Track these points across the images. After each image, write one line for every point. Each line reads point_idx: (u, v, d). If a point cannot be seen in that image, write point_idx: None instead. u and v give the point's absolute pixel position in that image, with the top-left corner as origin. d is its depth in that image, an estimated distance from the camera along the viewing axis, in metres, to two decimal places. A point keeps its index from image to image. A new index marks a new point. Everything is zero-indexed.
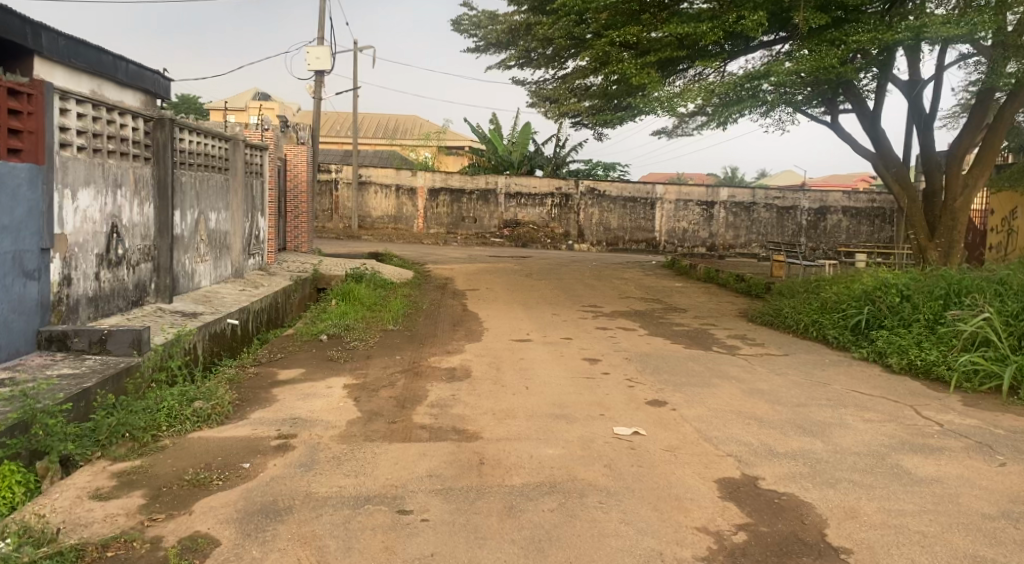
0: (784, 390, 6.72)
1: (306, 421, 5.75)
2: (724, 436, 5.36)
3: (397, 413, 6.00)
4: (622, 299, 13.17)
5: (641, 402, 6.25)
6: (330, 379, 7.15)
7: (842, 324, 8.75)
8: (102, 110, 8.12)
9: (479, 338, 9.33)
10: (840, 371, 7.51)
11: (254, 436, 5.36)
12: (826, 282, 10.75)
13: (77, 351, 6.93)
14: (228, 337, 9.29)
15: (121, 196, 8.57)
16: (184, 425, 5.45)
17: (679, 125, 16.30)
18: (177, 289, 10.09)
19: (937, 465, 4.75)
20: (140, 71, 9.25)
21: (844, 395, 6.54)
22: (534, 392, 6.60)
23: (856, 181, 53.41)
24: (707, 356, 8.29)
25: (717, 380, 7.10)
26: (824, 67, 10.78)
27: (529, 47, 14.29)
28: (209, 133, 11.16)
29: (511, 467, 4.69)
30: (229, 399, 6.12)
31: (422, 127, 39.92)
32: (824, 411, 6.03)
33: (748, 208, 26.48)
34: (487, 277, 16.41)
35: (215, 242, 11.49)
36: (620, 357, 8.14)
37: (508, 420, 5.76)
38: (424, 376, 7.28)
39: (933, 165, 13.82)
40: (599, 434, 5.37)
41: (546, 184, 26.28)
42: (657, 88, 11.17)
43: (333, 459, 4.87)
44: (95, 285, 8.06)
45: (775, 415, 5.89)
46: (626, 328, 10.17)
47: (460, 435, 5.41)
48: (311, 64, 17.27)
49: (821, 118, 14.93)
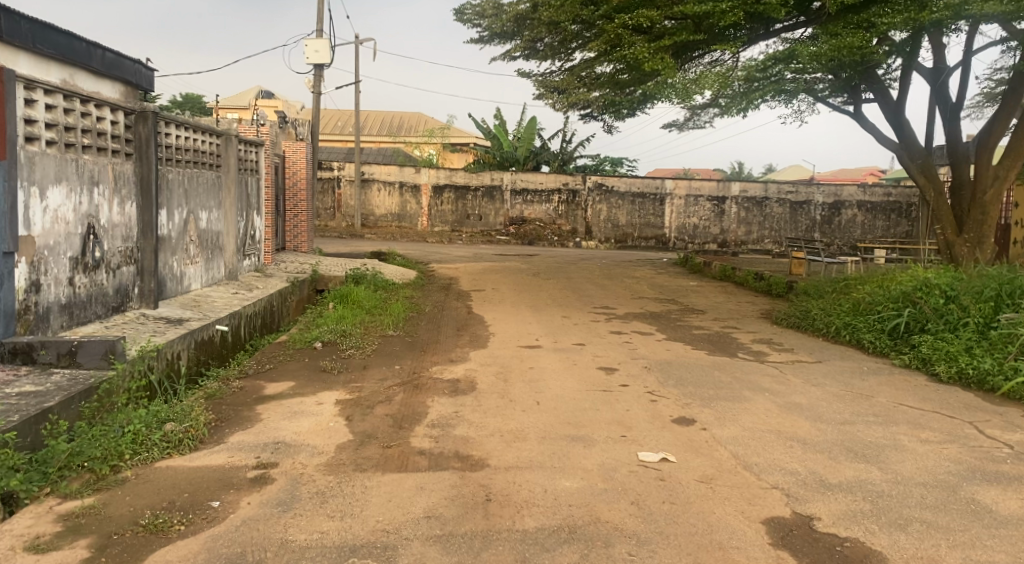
0: (824, 405, 6.02)
1: (289, 446, 5.09)
2: (766, 463, 4.69)
3: (392, 434, 5.34)
4: (635, 300, 12.52)
5: (667, 421, 5.57)
6: (321, 394, 6.48)
7: (878, 328, 8.05)
8: (75, 101, 7.45)
9: (484, 344, 8.68)
10: (882, 381, 6.82)
11: (229, 465, 4.71)
12: (855, 281, 10.03)
13: (43, 365, 6.24)
14: (217, 344, 8.66)
15: (99, 194, 7.93)
16: (150, 453, 4.80)
17: (693, 117, 15.63)
18: (163, 294, 9.44)
19: (1021, 499, 4.07)
20: (118, 59, 8.58)
21: (893, 410, 5.85)
22: (545, 409, 5.92)
23: (866, 174, 52.45)
24: (733, 364, 7.60)
25: (748, 392, 6.42)
26: (850, 51, 10.08)
27: (535, 37, 13.63)
28: (199, 127, 10.50)
29: (522, 506, 4.03)
30: (206, 420, 5.47)
31: (427, 123, 39.30)
32: (873, 430, 5.34)
33: (760, 203, 25.73)
34: (493, 277, 15.74)
35: (207, 242, 10.85)
36: (638, 366, 7.46)
37: (518, 443, 5.10)
38: (425, 389, 6.61)
39: (960, 157, 13.13)
40: (622, 461, 4.71)
41: (552, 180, 25.61)
42: (672, 74, 10.62)
43: (317, 496, 4.21)
44: (69, 291, 7.42)
45: (820, 436, 5.21)
46: (642, 332, 9.49)
47: (464, 462, 4.74)
48: (310, 57, 16.60)
49: (842, 107, 14.23)
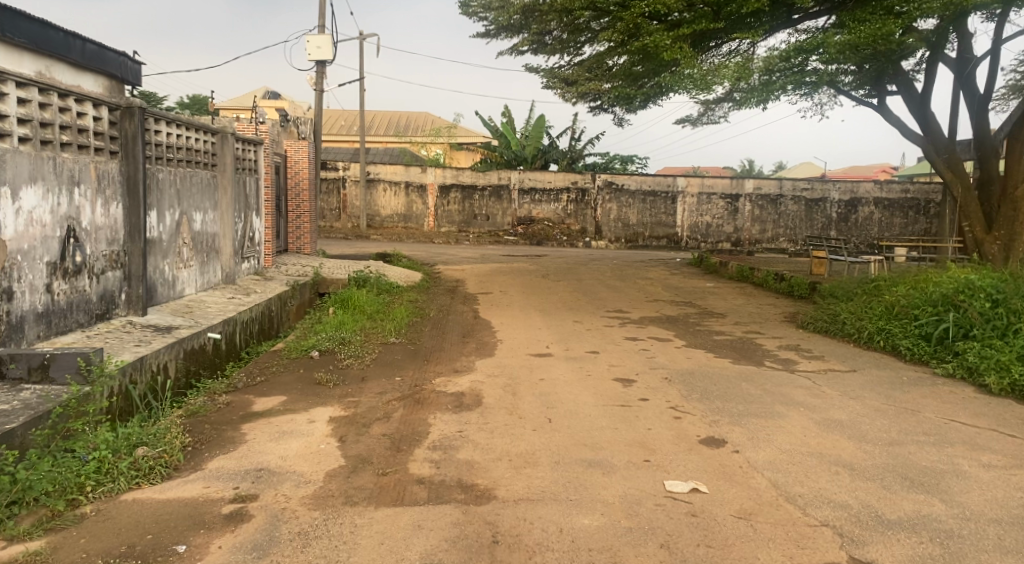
0: (867, 422, 5.44)
1: (273, 473, 4.56)
2: (811, 494, 4.12)
3: (389, 459, 4.78)
4: (650, 302, 11.96)
5: (694, 443, 5.00)
6: (313, 411, 5.94)
7: (916, 333, 7.50)
8: (52, 95, 6.93)
9: (491, 352, 8.14)
10: (927, 393, 6.25)
11: (204, 498, 4.18)
12: (886, 282, 9.43)
13: (13, 380, 5.61)
14: (208, 354, 8.11)
15: (80, 194, 7.41)
16: (116, 483, 4.26)
17: (707, 112, 15.05)
18: (153, 300, 8.92)
19: None
20: (100, 50, 8.10)
21: (944, 427, 5.26)
22: (558, 427, 5.36)
23: (879, 171, 51.23)
24: (761, 374, 7.01)
25: (781, 407, 5.84)
26: (881, 38, 9.51)
27: (544, 30, 13.09)
28: (192, 124, 10.00)
29: (534, 552, 3.54)
30: (183, 443, 4.92)
31: (435, 123, 38.73)
32: (927, 452, 4.77)
33: (774, 200, 25.09)
34: (501, 279, 15.20)
35: (201, 244, 10.34)
36: (658, 378, 6.88)
37: (528, 470, 4.54)
38: (426, 404, 6.06)
39: (988, 151, 12.48)
40: (647, 492, 4.15)
41: (561, 179, 25.07)
42: (690, 64, 10.10)
43: (299, 539, 3.69)
44: (47, 298, 6.90)
45: (868, 459, 4.65)
46: (659, 338, 8.91)
47: (467, 494, 4.20)
48: (311, 54, 16.08)
49: (865, 100, 13.62)
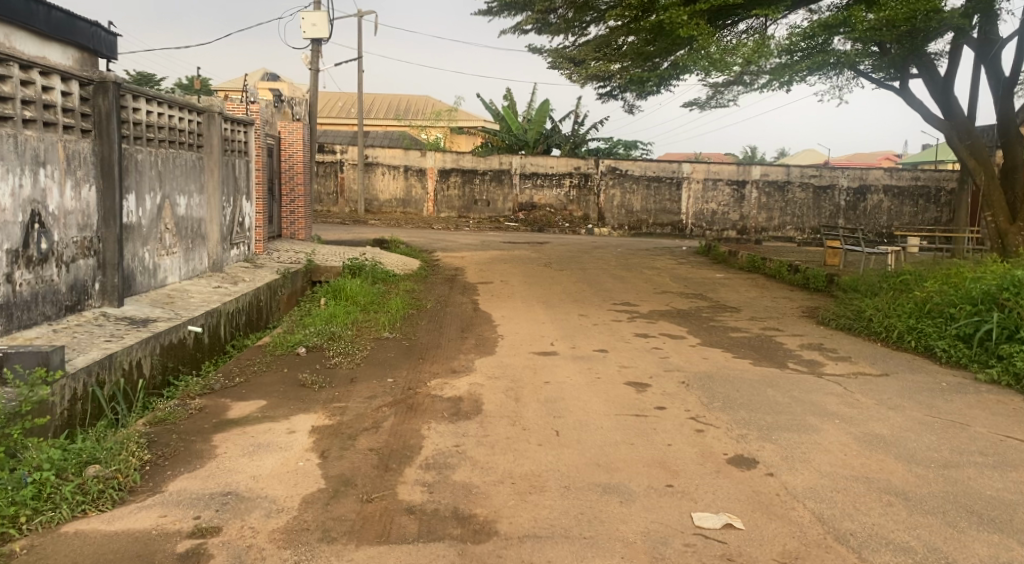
0: (913, 438, 4.85)
1: (243, 498, 3.97)
2: (864, 532, 3.54)
3: (375, 481, 4.19)
4: (658, 294, 11.35)
5: (721, 463, 4.41)
6: (294, 419, 5.35)
7: (953, 335, 6.91)
8: (13, 67, 6.26)
9: (492, 350, 7.54)
10: (972, 402, 5.66)
11: (158, 530, 3.60)
12: (913, 275, 8.82)
13: None
14: (189, 348, 7.49)
15: (46, 175, 6.76)
16: (56, 511, 3.69)
17: (718, 96, 14.39)
18: (130, 289, 8.30)
19: None
20: (70, 18, 7.47)
21: (1002, 446, 4.68)
22: (566, 442, 4.77)
23: (883, 160, 50.44)
24: (785, 378, 6.41)
25: (814, 419, 5.25)
26: (913, 15, 8.87)
27: (549, 7, 12.42)
28: (176, 101, 9.34)
29: None
30: (144, 460, 4.32)
31: (435, 106, 37.99)
32: (991, 477, 4.18)
33: (782, 187, 24.39)
34: (502, 267, 14.57)
35: (185, 230, 9.70)
36: (673, 382, 6.28)
37: (534, 496, 3.95)
38: (419, 412, 5.47)
39: (1015, 137, 11.65)
40: (673, 529, 3.57)
41: (563, 164, 24.45)
42: (708, 42, 9.42)
43: None
44: (7, 289, 6.26)
45: (923, 485, 4.06)
46: (672, 335, 8.31)
47: (465, 528, 3.61)
48: (306, 31, 15.39)
49: (885, 83, 12.94)
